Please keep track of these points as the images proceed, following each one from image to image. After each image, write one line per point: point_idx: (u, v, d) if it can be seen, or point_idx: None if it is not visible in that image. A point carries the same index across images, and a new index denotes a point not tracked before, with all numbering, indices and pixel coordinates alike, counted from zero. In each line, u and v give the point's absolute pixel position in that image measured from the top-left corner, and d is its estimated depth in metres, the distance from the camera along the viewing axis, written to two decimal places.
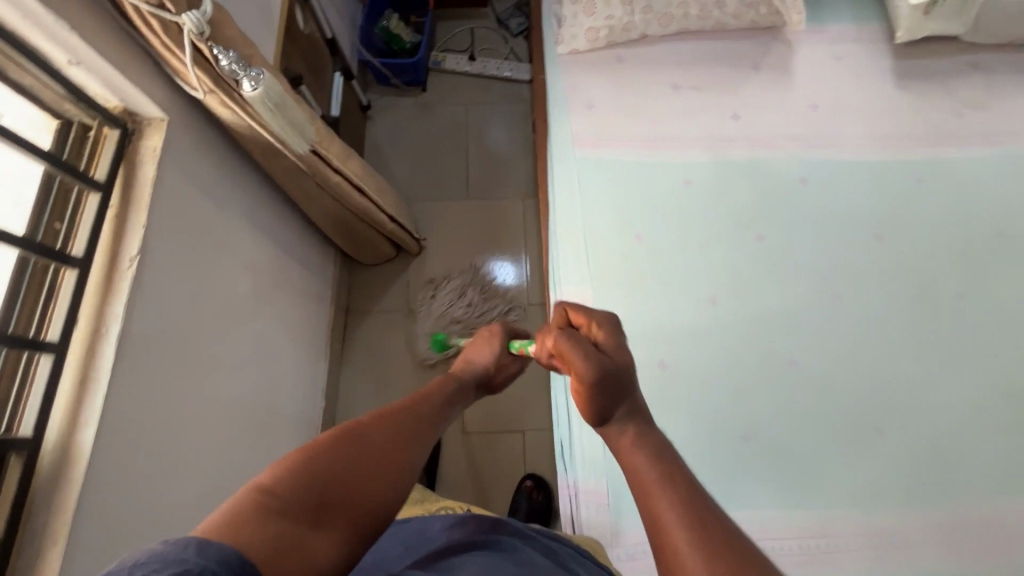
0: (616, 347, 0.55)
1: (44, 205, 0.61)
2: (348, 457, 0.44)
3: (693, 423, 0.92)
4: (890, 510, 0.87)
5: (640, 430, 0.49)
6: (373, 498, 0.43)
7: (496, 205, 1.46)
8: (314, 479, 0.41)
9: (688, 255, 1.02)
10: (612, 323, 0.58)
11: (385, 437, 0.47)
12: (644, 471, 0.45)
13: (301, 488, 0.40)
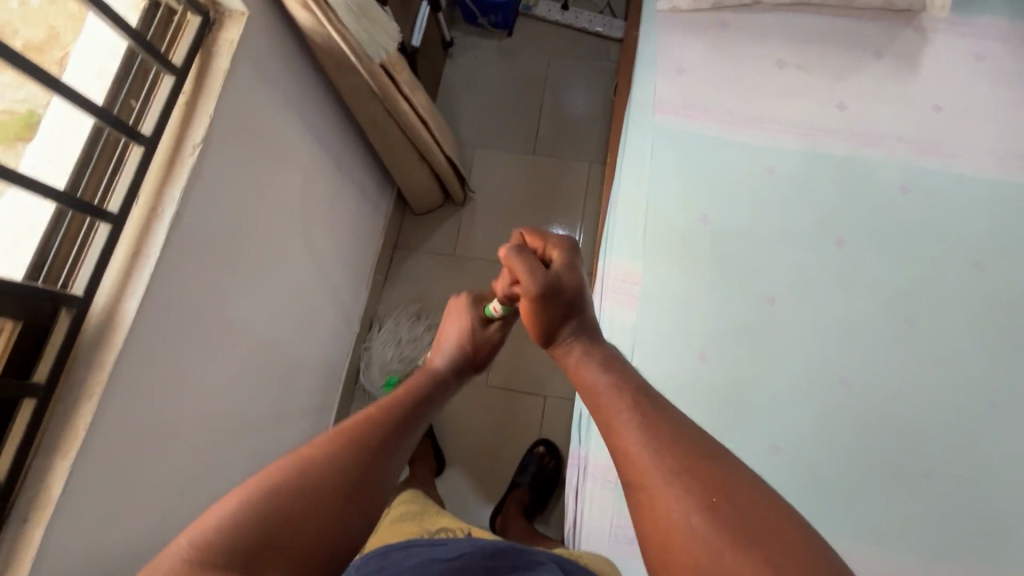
0: (573, 267, 0.64)
1: (126, 78, 0.62)
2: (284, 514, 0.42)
3: (724, 422, 0.87)
4: (925, 557, 0.79)
5: (585, 340, 0.60)
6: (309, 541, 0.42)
7: (560, 166, 1.41)
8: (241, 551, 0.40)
9: (754, 247, 0.94)
10: (568, 245, 0.66)
11: (336, 482, 0.45)
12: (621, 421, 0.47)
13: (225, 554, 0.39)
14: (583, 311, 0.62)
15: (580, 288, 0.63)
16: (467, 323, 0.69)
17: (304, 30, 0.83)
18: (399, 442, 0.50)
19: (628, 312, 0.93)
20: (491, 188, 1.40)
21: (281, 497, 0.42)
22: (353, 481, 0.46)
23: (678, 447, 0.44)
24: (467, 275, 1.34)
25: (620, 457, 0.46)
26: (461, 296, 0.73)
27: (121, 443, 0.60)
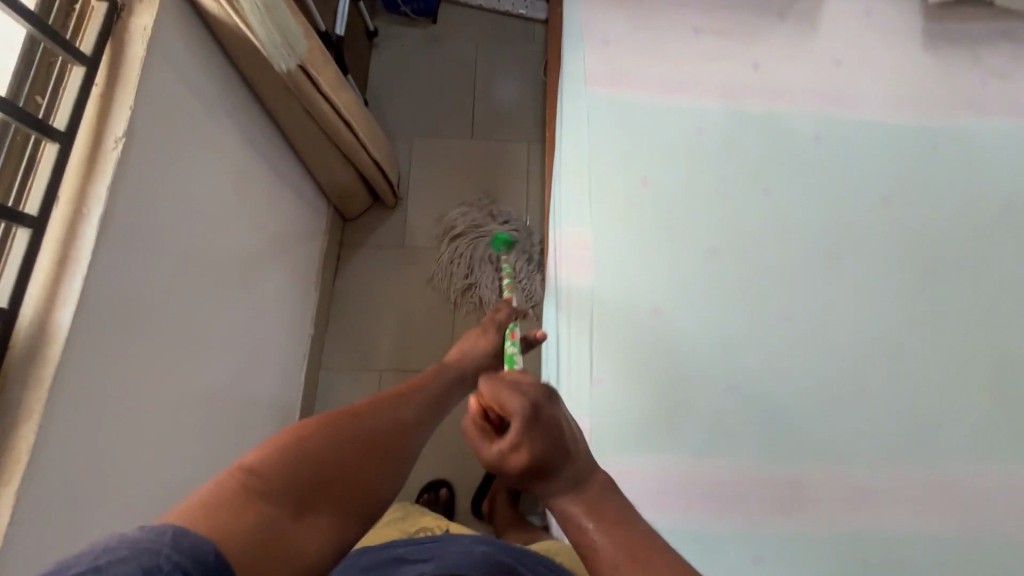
0: (536, 442, 0.43)
1: (30, 69, 0.58)
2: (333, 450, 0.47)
3: (683, 370, 0.92)
4: (867, 465, 0.88)
5: (566, 504, 0.42)
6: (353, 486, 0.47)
7: (500, 150, 1.42)
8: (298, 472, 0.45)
9: (692, 205, 0.99)
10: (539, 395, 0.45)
11: (381, 431, 0.51)
12: (568, 504, 0.42)
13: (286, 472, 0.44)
14: (551, 477, 0.43)
15: (551, 458, 0.42)
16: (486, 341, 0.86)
17: (215, 30, 0.75)
18: (426, 414, 0.57)
19: (583, 277, 0.95)
20: (434, 178, 1.39)
21: (328, 439, 0.47)
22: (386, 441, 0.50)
23: (631, 536, 0.40)
24: (419, 265, 1.34)
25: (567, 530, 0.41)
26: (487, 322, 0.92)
27: (75, 465, 0.57)
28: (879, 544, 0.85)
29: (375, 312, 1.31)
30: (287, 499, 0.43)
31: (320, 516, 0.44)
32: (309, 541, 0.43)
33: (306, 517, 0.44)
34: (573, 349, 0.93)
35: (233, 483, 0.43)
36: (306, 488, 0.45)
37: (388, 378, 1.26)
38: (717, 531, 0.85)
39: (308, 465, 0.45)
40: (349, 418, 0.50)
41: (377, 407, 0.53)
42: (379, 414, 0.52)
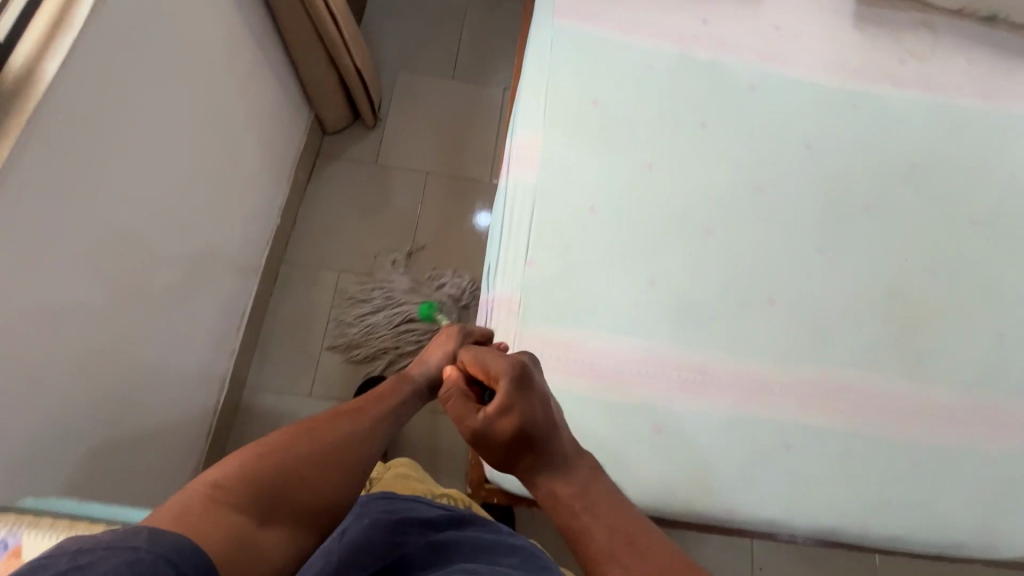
0: (519, 407, 0.64)
1: None
2: (292, 464, 0.59)
3: (609, 260, 1.01)
4: (763, 361, 0.99)
5: (554, 474, 0.62)
6: (312, 495, 0.59)
7: (477, 91, 1.53)
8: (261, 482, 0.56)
9: (637, 126, 1.10)
10: (512, 369, 0.68)
11: (332, 457, 0.62)
12: (573, 518, 0.58)
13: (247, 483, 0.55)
14: (537, 444, 0.63)
15: (532, 419, 0.64)
16: (444, 351, 0.83)
17: None
18: (385, 419, 0.70)
19: (530, 174, 1.05)
20: (412, 109, 1.50)
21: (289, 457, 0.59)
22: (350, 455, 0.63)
23: (603, 536, 0.56)
24: (387, 182, 1.43)
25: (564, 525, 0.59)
26: (451, 328, 0.87)
27: (36, 208, 0.64)
28: (767, 428, 0.95)
29: (342, 218, 1.39)
30: (251, 512, 0.54)
31: (274, 528, 0.56)
32: (270, 544, 0.55)
33: (266, 527, 0.55)
34: (512, 233, 1.01)
35: (202, 498, 0.53)
36: (263, 501, 0.56)
37: (346, 280, 1.34)
38: (624, 402, 0.93)
39: (263, 485, 0.56)
40: (302, 440, 0.61)
41: (333, 425, 0.64)
42: (334, 438, 0.63)
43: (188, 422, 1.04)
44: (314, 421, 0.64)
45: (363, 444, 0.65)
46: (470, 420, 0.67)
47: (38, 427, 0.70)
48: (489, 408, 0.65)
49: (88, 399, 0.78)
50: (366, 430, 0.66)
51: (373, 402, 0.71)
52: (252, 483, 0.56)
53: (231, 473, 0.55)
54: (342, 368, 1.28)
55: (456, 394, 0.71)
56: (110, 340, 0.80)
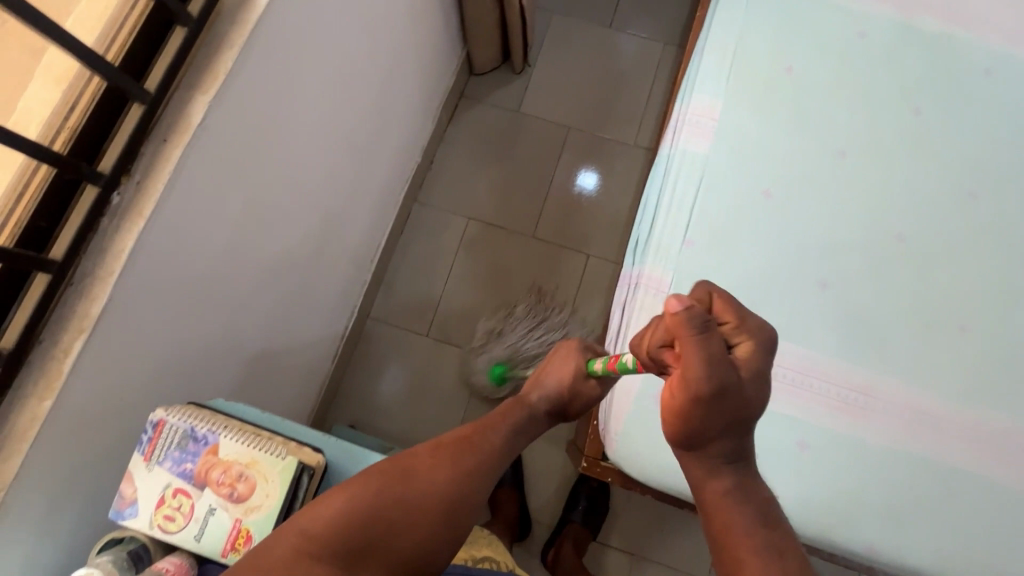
0: (759, 382, 0.50)
1: None
2: (388, 510, 0.50)
3: (778, 252, 0.91)
4: (940, 394, 0.86)
5: (738, 474, 0.52)
6: (405, 548, 0.50)
7: (635, 43, 1.41)
8: (354, 528, 0.49)
9: (833, 103, 0.96)
10: (765, 342, 0.50)
11: (426, 498, 0.52)
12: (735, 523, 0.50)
13: (337, 530, 0.48)
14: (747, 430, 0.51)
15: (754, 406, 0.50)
16: (571, 367, 0.71)
17: None
18: (492, 459, 0.58)
19: (701, 144, 0.95)
20: (563, 56, 1.41)
21: (383, 501, 0.51)
22: (450, 499, 0.53)
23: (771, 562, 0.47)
24: (528, 132, 1.37)
25: (722, 542, 0.50)
26: (570, 342, 0.74)
27: (243, 119, 0.65)
28: (930, 470, 0.84)
29: (477, 163, 1.36)
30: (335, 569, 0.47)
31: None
32: None
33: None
34: (673, 207, 0.93)
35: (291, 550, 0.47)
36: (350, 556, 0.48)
37: (474, 227, 1.32)
38: (771, 409, 0.86)
39: (351, 534, 0.48)
40: (399, 481, 0.52)
41: (429, 466, 0.54)
42: (428, 474, 0.53)
43: (322, 343, 1.08)
44: (415, 458, 0.55)
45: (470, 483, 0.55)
46: (708, 372, 0.47)
47: (218, 329, 0.75)
48: (738, 366, 0.49)
49: (254, 308, 0.82)
50: (471, 471, 0.55)
51: (480, 427, 0.61)
52: (341, 529, 0.48)
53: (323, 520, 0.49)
54: (460, 315, 1.28)
55: (701, 328, 0.48)
56: (278, 256, 0.83)
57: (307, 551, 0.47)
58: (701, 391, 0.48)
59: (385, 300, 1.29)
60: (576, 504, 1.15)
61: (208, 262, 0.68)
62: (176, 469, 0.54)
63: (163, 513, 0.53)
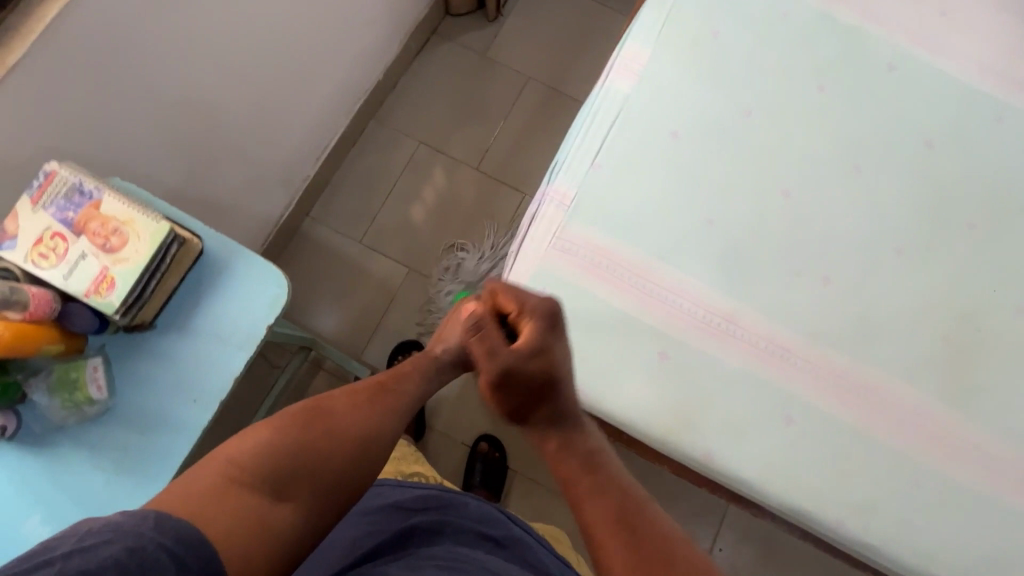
0: (540, 355, 0.68)
1: None
2: (301, 448, 0.59)
3: (672, 187, 0.99)
4: (793, 333, 0.95)
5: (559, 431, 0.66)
6: (321, 479, 0.60)
7: (603, 13, 1.51)
8: (279, 458, 0.58)
9: (748, 68, 1.06)
10: (544, 309, 0.71)
11: (341, 435, 0.62)
12: (573, 478, 0.62)
13: (258, 459, 0.57)
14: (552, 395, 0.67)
15: (551, 367, 0.68)
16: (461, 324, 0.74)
17: None
18: (391, 415, 0.66)
19: (625, 83, 1.04)
20: (535, 13, 1.50)
21: (300, 435, 0.60)
22: (362, 440, 0.63)
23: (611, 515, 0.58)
24: (490, 75, 1.45)
25: (588, 528, 0.58)
26: (468, 302, 0.77)
27: None
28: (774, 395, 0.92)
29: (437, 95, 1.43)
30: (263, 492, 0.56)
31: (289, 505, 0.57)
32: (281, 524, 0.56)
33: (281, 503, 0.57)
34: (588, 133, 1.01)
35: (218, 475, 0.55)
36: (275, 481, 0.57)
37: (422, 151, 1.39)
38: (639, 320, 0.94)
39: (274, 464, 0.58)
40: (317, 419, 0.62)
41: (345, 409, 0.64)
42: (348, 412, 0.63)
43: (251, 218, 1.15)
44: (327, 400, 0.64)
45: (373, 438, 0.63)
46: (489, 361, 0.69)
47: (123, 144, 0.85)
48: (521, 349, 0.68)
49: (170, 146, 0.92)
50: (373, 419, 0.64)
51: (391, 377, 0.69)
52: (263, 461, 0.57)
53: (243, 450, 0.58)
54: (394, 230, 1.35)
55: (475, 327, 0.72)
56: (201, 105, 0.93)
57: (234, 478, 0.56)
58: (495, 372, 0.68)
59: (326, 203, 1.35)
60: (474, 468, 1.22)
61: (123, 78, 0.79)
62: (58, 215, 0.60)
63: (40, 251, 0.59)
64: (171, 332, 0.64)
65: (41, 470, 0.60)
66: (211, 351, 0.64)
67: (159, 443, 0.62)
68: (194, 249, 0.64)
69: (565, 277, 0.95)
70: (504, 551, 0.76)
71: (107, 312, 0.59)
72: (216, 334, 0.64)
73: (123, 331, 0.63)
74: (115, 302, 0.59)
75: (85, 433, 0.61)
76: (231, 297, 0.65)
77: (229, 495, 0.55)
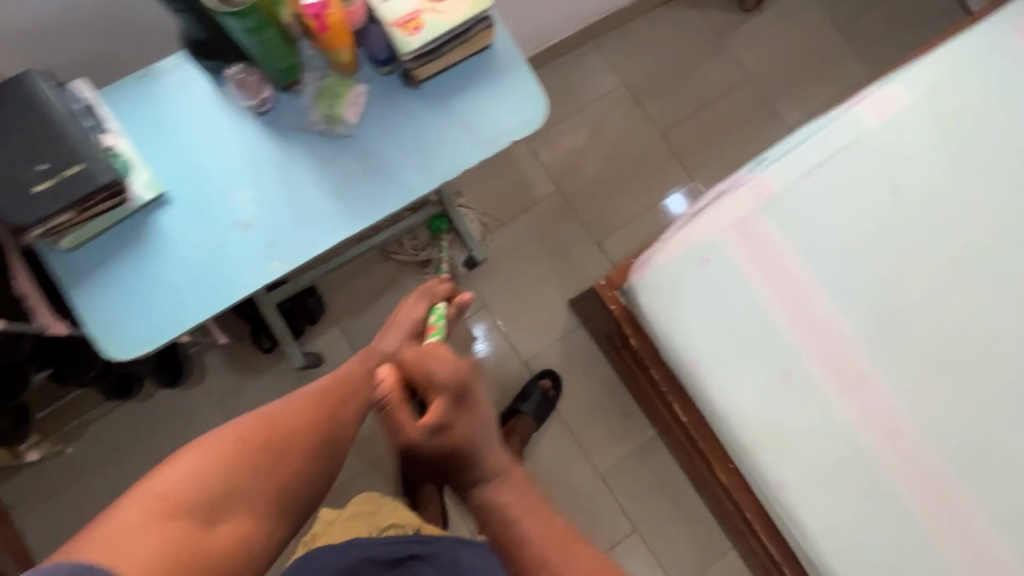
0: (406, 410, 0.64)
1: None
2: (231, 462, 0.61)
3: (867, 234, 0.97)
4: (913, 423, 0.92)
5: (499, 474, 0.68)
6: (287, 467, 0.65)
7: (844, 54, 1.46)
8: (208, 482, 0.58)
9: (997, 162, 1.00)
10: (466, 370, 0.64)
11: (268, 456, 0.64)
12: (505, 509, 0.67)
13: (186, 487, 0.57)
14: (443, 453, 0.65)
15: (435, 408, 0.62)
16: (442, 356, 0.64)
17: None
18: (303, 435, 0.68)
19: (871, 117, 1.00)
20: (784, 22, 1.46)
21: (215, 462, 0.60)
22: (285, 469, 0.65)
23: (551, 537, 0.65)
24: (713, 56, 1.43)
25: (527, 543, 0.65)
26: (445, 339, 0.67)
27: None
28: (869, 468, 0.90)
29: (659, 49, 1.42)
30: (196, 518, 0.55)
31: (246, 514, 0.59)
32: (249, 526, 0.59)
33: (218, 526, 0.56)
34: (814, 144, 0.99)
35: (145, 514, 0.54)
36: (221, 499, 0.58)
37: (620, 93, 1.39)
38: (778, 333, 0.92)
39: (228, 484, 0.59)
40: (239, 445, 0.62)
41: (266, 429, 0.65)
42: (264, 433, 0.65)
43: None
44: (220, 431, 0.64)
45: (296, 464, 0.66)
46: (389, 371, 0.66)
47: None
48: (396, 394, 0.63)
49: None
50: (290, 438, 0.66)
51: (295, 404, 0.71)
52: (190, 487, 0.57)
53: (171, 483, 0.57)
54: (559, 149, 1.35)
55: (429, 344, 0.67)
56: None
57: (170, 505, 0.55)
58: (393, 391, 0.64)
59: None
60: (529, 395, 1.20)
61: None
62: None
63: None
64: (428, 100, 0.65)
65: (271, 160, 0.62)
66: (454, 135, 0.65)
67: (376, 188, 0.63)
68: (487, 37, 0.65)
69: (731, 259, 0.94)
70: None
71: (400, 50, 0.60)
72: (464, 122, 0.65)
73: (393, 75, 0.64)
74: (412, 45, 0.60)
75: (320, 144, 0.63)
76: (491, 98, 0.66)
77: (167, 518, 0.54)
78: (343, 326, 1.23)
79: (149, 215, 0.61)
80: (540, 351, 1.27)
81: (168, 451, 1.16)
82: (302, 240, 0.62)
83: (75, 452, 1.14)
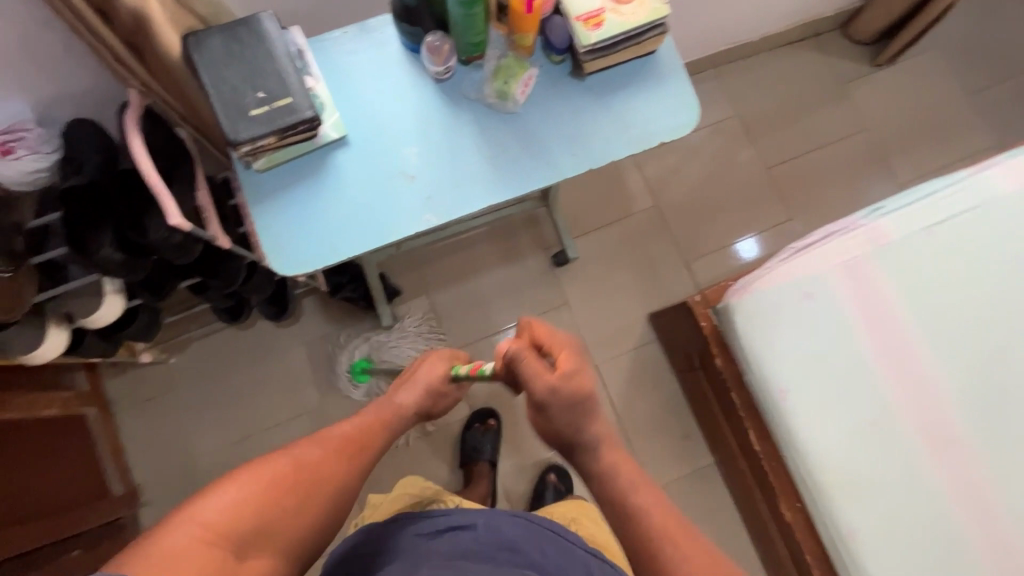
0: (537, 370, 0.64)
1: None
2: (274, 497, 0.58)
3: (983, 299, 0.94)
4: (1002, 497, 0.88)
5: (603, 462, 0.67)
6: (319, 512, 0.62)
7: (972, 120, 1.43)
8: (249, 516, 0.55)
9: None
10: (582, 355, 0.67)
11: (310, 498, 0.61)
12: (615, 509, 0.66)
13: (230, 516, 0.54)
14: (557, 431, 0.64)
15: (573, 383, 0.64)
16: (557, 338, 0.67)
17: None
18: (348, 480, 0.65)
19: (1005, 182, 0.98)
20: (913, 80, 1.44)
21: (260, 497, 0.57)
22: (322, 512, 0.62)
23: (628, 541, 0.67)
24: (834, 101, 1.43)
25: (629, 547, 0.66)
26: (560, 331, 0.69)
27: None
28: (948, 538, 0.87)
29: (780, 87, 1.43)
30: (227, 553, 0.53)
31: (266, 554, 0.56)
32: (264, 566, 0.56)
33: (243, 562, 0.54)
34: (940, 200, 0.98)
35: (192, 535, 0.52)
36: (247, 536, 0.55)
37: (733, 123, 1.41)
38: (873, 380, 0.91)
39: (262, 520, 0.56)
40: (289, 479, 0.60)
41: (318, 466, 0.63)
42: (314, 466, 0.63)
43: None
44: (275, 459, 0.61)
45: (333, 505, 0.63)
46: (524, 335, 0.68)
47: None
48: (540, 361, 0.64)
49: None
50: (333, 477, 0.64)
51: (353, 436, 0.69)
52: (235, 517, 0.55)
53: (223, 512, 0.54)
54: (664, 167, 1.38)
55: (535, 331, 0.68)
56: None
57: (213, 537, 0.52)
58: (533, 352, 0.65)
59: None
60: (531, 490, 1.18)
61: None
62: None
63: None
64: (589, 92, 0.70)
65: (442, 124, 0.69)
66: (608, 127, 0.69)
67: (530, 164, 0.68)
68: (656, 42, 0.69)
69: (835, 298, 0.93)
70: (522, 553, 0.75)
71: (580, 42, 0.65)
72: (619, 117, 0.69)
73: (563, 65, 0.70)
74: (591, 39, 0.65)
75: (487, 116, 0.69)
76: (648, 98, 0.70)
77: (205, 551, 0.52)
78: (430, 296, 1.29)
79: (329, 152, 0.68)
80: (612, 357, 1.29)
81: (255, 380, 1.25)
82: (456, 198, 0.68)
83: (176, 363, 1.25)
